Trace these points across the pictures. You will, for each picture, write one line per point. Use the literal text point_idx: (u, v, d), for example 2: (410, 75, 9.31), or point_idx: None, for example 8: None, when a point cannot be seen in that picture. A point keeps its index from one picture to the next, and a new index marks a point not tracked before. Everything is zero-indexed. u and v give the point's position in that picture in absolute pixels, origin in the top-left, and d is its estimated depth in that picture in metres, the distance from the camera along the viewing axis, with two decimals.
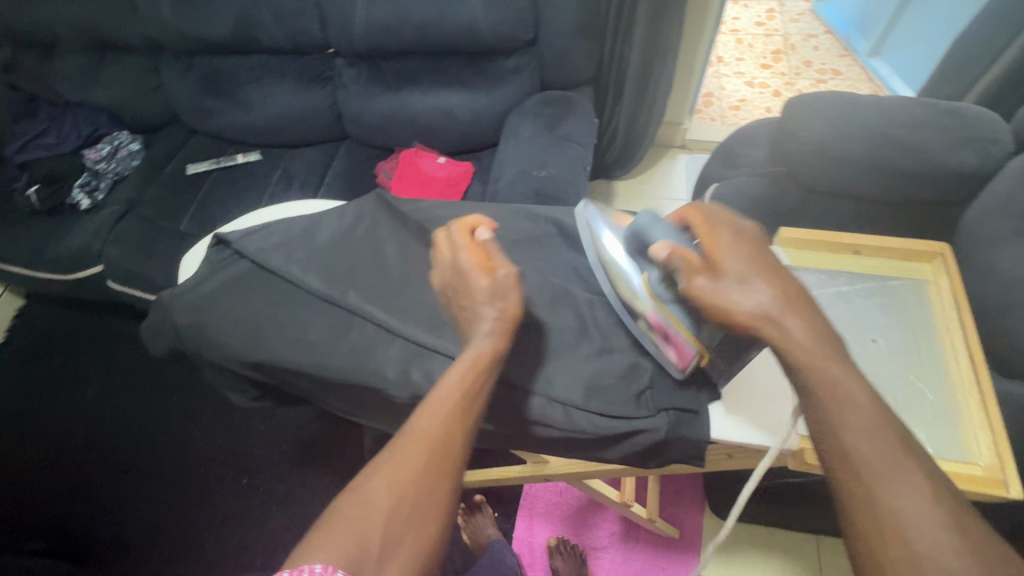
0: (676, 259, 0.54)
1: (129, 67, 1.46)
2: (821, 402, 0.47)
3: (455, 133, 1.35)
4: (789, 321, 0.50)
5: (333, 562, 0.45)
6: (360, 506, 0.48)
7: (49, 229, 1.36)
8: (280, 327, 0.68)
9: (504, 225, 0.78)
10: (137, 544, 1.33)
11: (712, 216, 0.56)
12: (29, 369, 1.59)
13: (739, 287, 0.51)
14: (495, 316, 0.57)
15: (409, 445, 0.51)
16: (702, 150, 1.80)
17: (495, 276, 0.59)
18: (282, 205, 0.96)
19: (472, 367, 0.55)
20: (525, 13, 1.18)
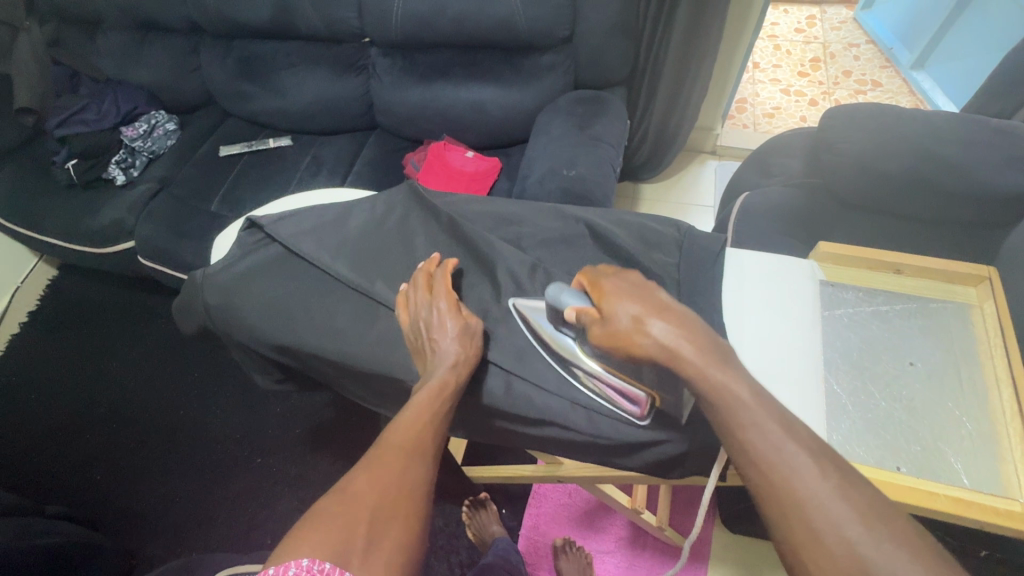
0: (583, 317, 0.59)
1: (170, 47, 1.49)
2: (761, 442, 0.49)
3: (485, 128, 1.34)
4: (681, 340, 0.54)
5: (321, 553, 0.47)
6: (346, 505, 0.51)
7: (85, 202, 1.40)
8: (308, 314, 0.69)
9: (532, 222, 0.75)
10: (153, 514, 1.37)
11: (596, 272, 0.63)
12: (59, 337, 1.64)
13: (628, 320, 0.56)
14: (459, 352, 0.62)
15: (386, 453, 0.56)
16: (732, 157, 1.77)
17: (465, 319, 0.64)
18: (314, 192, 0.97)
19: (436, 391, 0.60)
20: (563, 10, 1.17)
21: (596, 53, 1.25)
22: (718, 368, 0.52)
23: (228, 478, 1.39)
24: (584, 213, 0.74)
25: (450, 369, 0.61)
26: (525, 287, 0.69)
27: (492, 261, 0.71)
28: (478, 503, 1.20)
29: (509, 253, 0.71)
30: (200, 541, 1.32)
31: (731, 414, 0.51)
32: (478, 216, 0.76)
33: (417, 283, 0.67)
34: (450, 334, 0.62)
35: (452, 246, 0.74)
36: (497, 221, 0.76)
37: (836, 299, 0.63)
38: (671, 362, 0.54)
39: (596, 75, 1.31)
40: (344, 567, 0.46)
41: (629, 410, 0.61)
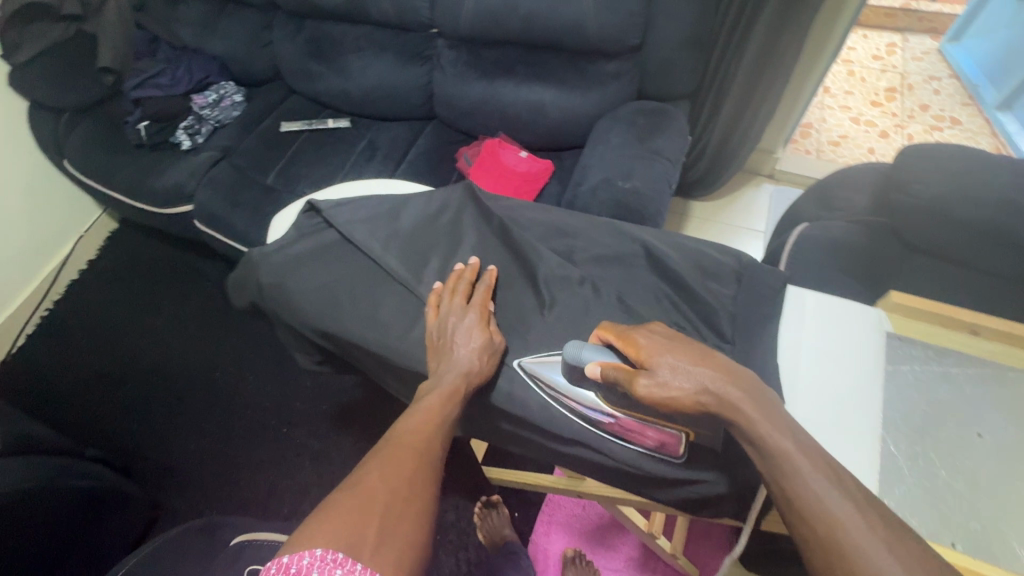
0: (610, 373, 0.58)
1: (245, 22, 1.53)
2: (804, 490, 0.48)
3: (541, 130, 1.33)
4: (727, 388, 0.54)
5: (334, 543, 0.46)
6: (358, 497, 0.50)
7: (151, 163, 1.46)
8: (353, 304, 0.70)
9: (587, 237, 0.74)
10: (182, 469, 1.43)
11: (624, 332, 0.62)
12: (112, 288, 1.72)
13: (677, 370, 0.55)
14: (471, 362, 0.63)
15: (399, 450, 0.56)
16: (790, 182, 1.71)
17: (490, 335, 0.65)
18: (372, 182, 0.98)
19: (446, 396, 0.61)
20: (636, 19, 1.15)
21: (665, 64, 1.23)
22: (763, 414, 0.52)
23: (254, 443, 1.44)
24: (641, 234, 0.73)
25: (461, 376, 0.62)
26: (570, 300, 0.68)
27: (539, 272, 0.71)
28: (491, 504, 1.20)
29: (558, 266, 0.71)
30: (224, 500, 1.38)
31: (773, 461, 0.50)
32: (531, 224, 0.76)
33: (450, 291, 0.68)
34: (471, 344, 0.63)
35: (500, 250, 0.74)
36: (550, 231, 0.75)
37: (902, 354, 0.60)
38: (720, 410, 0.54)
39: (661, 87, 1.28)
40: (356, 556, 0.46)
41: (667, 450, 0.61)
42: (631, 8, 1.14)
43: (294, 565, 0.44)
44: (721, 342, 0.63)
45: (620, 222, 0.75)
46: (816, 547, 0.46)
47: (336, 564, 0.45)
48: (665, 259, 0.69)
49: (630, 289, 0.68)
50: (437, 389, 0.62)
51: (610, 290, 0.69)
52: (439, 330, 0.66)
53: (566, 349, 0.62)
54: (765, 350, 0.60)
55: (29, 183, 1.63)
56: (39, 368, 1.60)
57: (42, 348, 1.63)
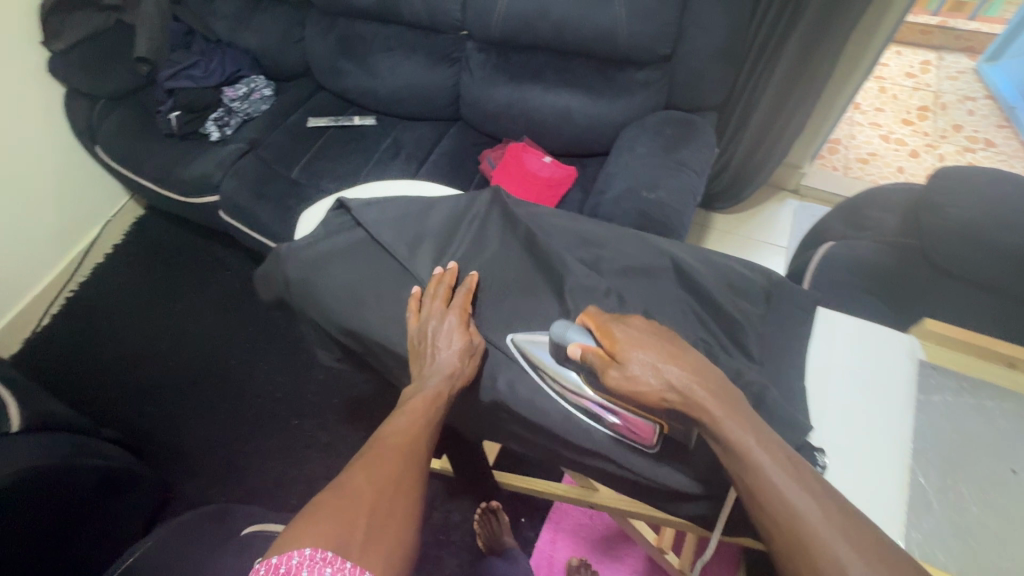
0: (589, 356, 0.60)
1: (279, 17, 1.55)
2: (762, 477, 0.49)
3: (566, 135, 1.33)
4: (694, 384, 0.55)
5: (323, 543, 0.48)
6: (343, 498, 0.53)
7: (180, 152, 1.48)
8: (378, 303, 0.71)
9: (616, 248, 0.72)
10: (193, 452, 1.45)
11: (604, 319, 0.63)
12: (134, 272, 1.76)
13: (645, 368, 0.56)
14: (454, 368, 0.64)
15: (382, 453, 0.58)
16: (816, 199, 1.69)
17: (469, 337, 0.66)
18: (398, 183, 0.96)
19: (431, 400, 0.63)
20: (669, 29, 1.15)
21: (695, 75, 1.22)
22: (725, 411, 0.53)
23: (265, 433, 1.45)
24: (670, 247, 0.71)
25: (445, 379, 0.64)
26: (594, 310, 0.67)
27: (561, 277, 0.70)
28: (491, 510, 1.20)
29: (584, 277, 0.69)
30: (234, 487, 1.39)
31: (735, 456, 0.51)
32: (558, 232, 0.75)
33: (429, 295, 0.69)
34: (452, 348, 0.65)
35: (524, 257, 0.73)
36: (578, 240, 0.74)
37: (934, 385, 0.58)
38: (685, 406, 0.55)
39: (690, 98, 1.28)
40: (345, 556, 0.48)
41: (640, 437, 0.61)
42: (664, 18, 1.13)
43: (284, 565, 0.46)
44: (748, 363, 0.62)
45: (650, 235, 0.73)
46: (776, 533, 0.47)
47: (326, 564, 0.46)
48: (694, 273, 0.67)
49: (658, 302, 0.66)
50: (421, 392, 0.64)
51: (634, 301, 0.67)
52: (419, 336, 0.67)
53: (552, 330, 0.64)
54: (794, 372, 0.59)
55: (62, 167, 1.67)
56: (61, 348, 1.63)
57: (65, 329, 1.66)
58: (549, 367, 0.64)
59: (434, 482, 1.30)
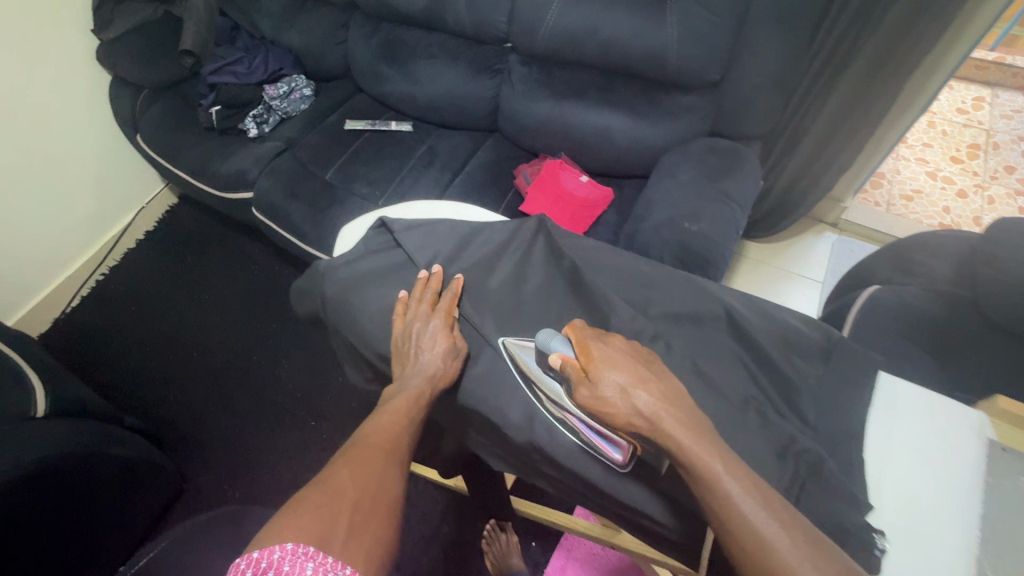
0: (567, 368, 0.59)
1: (323, 18, 1.56)
2: (730, 507, 0.48)
3: (605, 155, 1.30)
4: (664, 412, 0.54)
5: (304, 538, 0.48)
6: (328, 494, 0.54)
7: (218, 147, 1.50)
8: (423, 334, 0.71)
9: (668, 292, 0.67)
10: (211, 444, 1.46)
11: (584, 335, 0.62)
12: (163, 260, 1.78)
13: (616, 391, 0.55)
14: (436, 368, 0.65)
15: (362, 449, 0.60)
16: (855, 234, 1.65)
17: (453, 341, 0.67)
18: (442, 205, 0.91)
19: (412, 400, 0.65)
20: (721, 54, 1.12)
21: (742, 103, 1.20)
22: (696, 439, 0.51)
23: (282, 432, 1.45)
24: (727, 296, 0.67)
25: (427, 379, 0.65)
26: None
27: (606, 314, 0.65)
28: (498, 529, 1.19)
29: (630, 318, 0.64)
30: (247, 483, 1.39)
31: (702, 481, 0.50)
32: (603, 269, 0.71)
33: (416, 300, 0.69)
34: (435, 349, 0.66)
35: (565, 290, 0.70)
36: (625, 279, 0.69)
37: (1007, 471, 0.54)
38: (652, 432, 0.54)
39: (735, 125, 1.25)
40: (326, 550, 0.48)
41: (610, 455, 0.61)
42: (717, 44, 1.10)
43: (266, 559, 0.46)
44: (802, 427, 0.57)
45: (702, 279, 0.68)
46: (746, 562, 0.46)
47: (307, 557, 0.47)
48: (745, 325, 0.63)
49: (707, 354, 0.61)
50: (404, 392, 0.66)
51: (679, 345, 0.62)
52: (404, 337, 0.69)
53: (538, 336, 0.63)
54: (855, 443, 0.55)
55: (103, 153, 1.70)
56: (88, 331, 1.65)
57: (94, 311, 1.69)
58: (535, 376, 0.63)
59: (448, 498, 1.29)
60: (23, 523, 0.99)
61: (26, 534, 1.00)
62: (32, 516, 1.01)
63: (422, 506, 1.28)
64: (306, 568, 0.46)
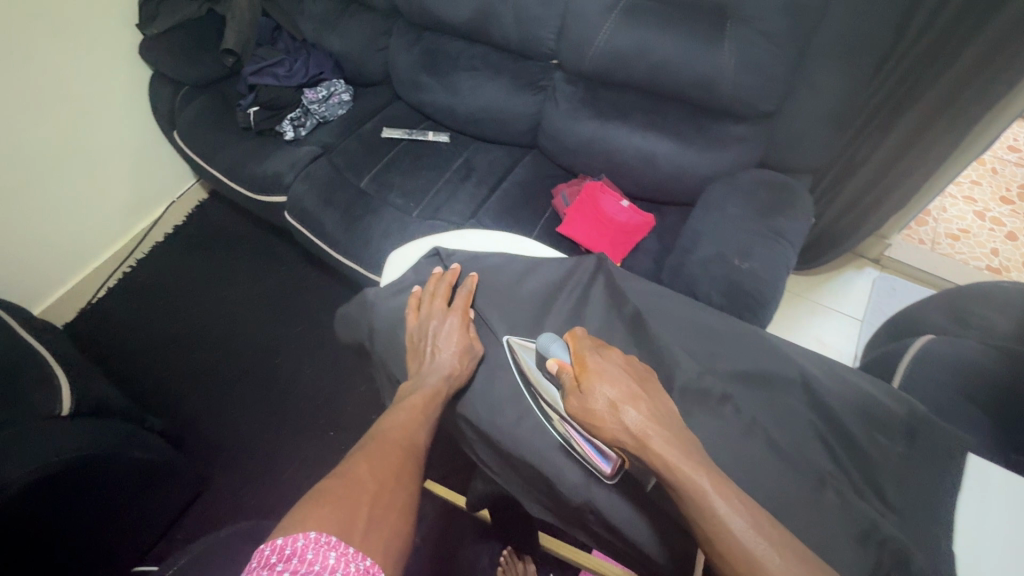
0: (563, 373, 0.61)
1: (366, 24, 1.54)
2: (717, 530, 0.47)
3: (648, 180, 1.27)
4: (652, 430, 0.53)
5: (327, 527, 0.50)
6: (348, 486, 0.56)
7: (253, 148, 1.48)
8: (486, 388, 0.70)
9: (738, 349, 0.64)
10: (231, 445, 1.44)
11: (582, 345, 0.63)
12: (190, 255, 1.77)
13: (605, 404, 0.56)
14: (452, 365, 0.69)
15: (381, 443, 0.63)
16: (896, 271, 1.61)
17: (468, 340, 0.73)
18: (497, 234, 0.89)
19: (429, 396, 0.68)
20: (778, 85, 1.07)
21: (796, 135, 1.16)
22: (683, 458, 0.50)
23: (302, 439, 1.43)
24: (802, 360, 0.62)
25: (443, 377, 0.69)
26: (703, 419, 0.57)
27: (669, 369, 0.61)
28: (514, 558, 1.15)
29: (696, 375, 0.60)
30: (265, 489, 1.37)
31: (687, 496, 0.49)
32: (666, 318, 0.68)
33: (432, 298, 0.77)
34: (451, 348, 0.71)
35: (626, 339, 0.67)
36: (690, 329, 0.67)
37: None
38: (638, 450, 0.53)
39: (786, 156, 1.21)
40: (347, 540, 0.50)
41: (598, 466, 0.60)
42: (776, 74, 1.06)
43: (289, 547, 0.47)
44: (884, 510, 0.52)
45: (772, 335, 0.65)
46: None
47: (330, 547, 0.48)
48: (821, 393, 0.59)
49: (779, 421, 0.57)
50: (420, 389, 0.69)
51: (749, 408, 0.58)
52: (420, 335, 0.75)
53: (539, 338, 0.66)
54: (943, 532, 0.49)
55: (138, 146, 1.70)
56: (113, 323, 1.64)
57: (119, 303, 1.68)
58: (536, 377, 0.66)
59: (467, 523, 1.25)
60: (42, 528, 0.97)
61: (38, 540, 0.98)
62: (49, 521, 0.99)
63: (440, 528, 1.25)
64: (329, 557, 0.47)
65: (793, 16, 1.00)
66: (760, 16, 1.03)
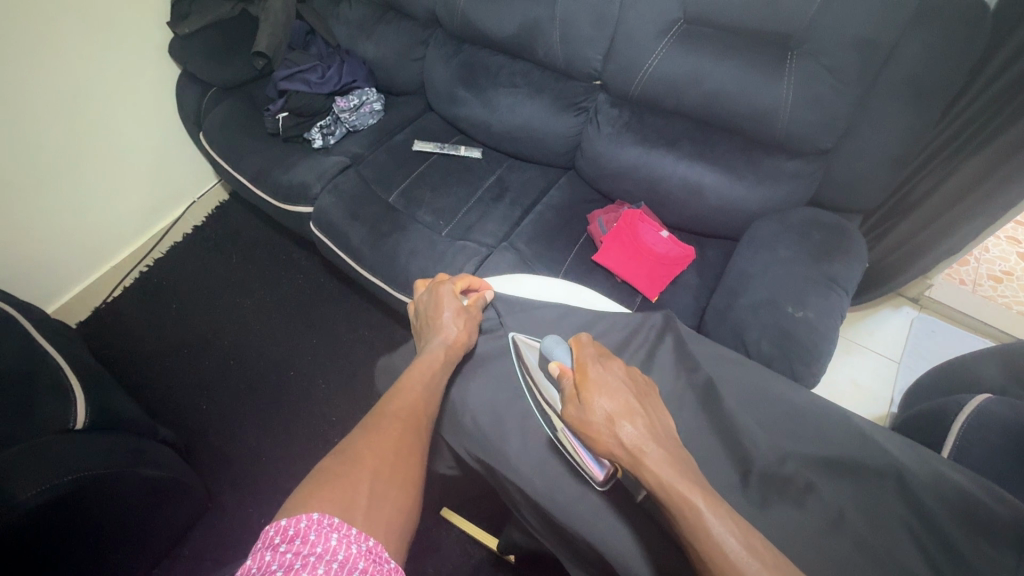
0: (563, 379, 0.63)
1: (404, 33, 1.50)
2: (703, 545, 0.48)
3: (691, 212, 1.22)
4: (647, 446, 0.55)
5: (328, 509, 0.54)
6: (348, 467, 0.60)
7: (280, 155, 1.44)
8: (537, 448, 0.65)
9: (821, 430, 0.59)
10: (240, 458, 1.38)
11: (585, 354, 0.65)
12: (209, 255, 1.74)
13: (602, 416, 0.58)
14: (453, 329, 0.80)
15: (383, 419, 0.68)
16: (936, 312, 1.55)
17: (463, 306, 0.86)
18: (550, 281, 0.91)
19: (431, 362, 0.76)
20: (840, 122, 1.03)
21: (852, 175, 1.11)
22: (675, 474, 0.52)
23: (312, 459, 1.36)
24: (893, 447, 0.57)
25: (446, 340, 0.79)
26: (785, 511, 0.53)
27: (745, 449, 0.57)
28: None
29: (775, 458, 0.56)
30: (272, 510, 1.30)
31: (678, 512, 0.50)
32: (742, 392, 0.64)
33: (426, 292, 0.93)
34: (449, 313, 0.84)
35: (698, 410, 0.62)
36: (766, 403, 0.62)
37: None
38: (631, 464, 0.55)
39: (839, 195, 1.16)
40: (349, 522, 0.54)
41: (592, 471, 0.60)
42: (838, 112, 1.02)
43: (293, 527, 0.52)
44: None
45: (858, 418, 0.60)
46: None
47: (332, 528, 0.52)
48: (920, 489, 0.52)
49: (870, 517, 0.52)
50: (425, 356, 0.77)
51: (839, 502, 0.53)
52: (422, 320, 0.89)
53: (545, 338, 0.70)
54: None
55: (162, 144, 1.67)
56: (126, 324, 1.60)
57: (134, 304, 1.64)
58: (539, 378, 0.69)
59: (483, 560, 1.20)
60: (32, 550, 0.90)
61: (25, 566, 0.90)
62: (41, 541, 0.91)
63: (454, 563, 1.17)
64: (331, 538, 0.51)
65: (861, 53, 0.95)
66: (825, 51, 0.98)
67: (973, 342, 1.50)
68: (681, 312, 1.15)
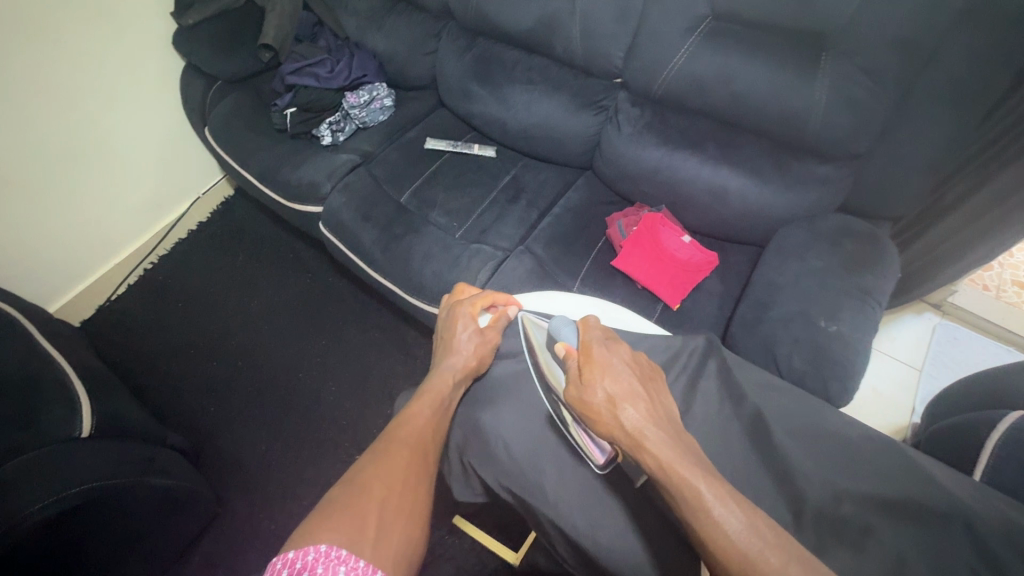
0: (569, 360, 0.66)
1: (416, 26, 1.45)
2: (701, 521, 0.47)
3: (715, 218, 1.18)
4: (648, 429, 0.55)
5: (336, 541, 0.52)
6: (354, 495, 0.58)
7: (287, 152, 1.40)
8: (572, 478, 0.63)
9: (877, 471, 0.56)
10: (248, 465, 1.35)
11: (591, 337, 0.68)
12: (217, 254, 1.70)
13: (604, 397, 0.60)
14: (466, 354, 0.81)
15: (389, 446, 0.66)
16: (958, 318, 1.52)
17: (481, 330, 0.85)
18: (584, 300, 0.88)
19: (438, 389, 0.76)
20: (875, 125, 0.98)
21: (886, 181, 1.07)
22: (674, 454, 0.52)
23: (322, 464, 1.34)
24: (953, 486, 0.54)
25: (459, 366, 0.79)
26: (843, 558, 0.50)
27: (797, 489, 0.55)
28: None
29: (827, 499, 0.54)
30: (281, 515, 1.28)
31: (676, 492, 0.50)
32: (792, 428, 0.62)
33: (449, 304, 0.93)
34: (466, 335, 0.84)
35: (746, 445, 0.61)
36: (813, 435, 0.61)
37: None
38: (632, 447, 0.55)
39: (870, 201, 1.12)
40: (357, 555, 0.51)
41: (593, 455, 0.62)
42: (875, 116, 0.97)
43: (300, 560, 0.49)
44: None
45: (914, 456, 0.58)
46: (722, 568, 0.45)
47: (339, 562, 0.50)
48: (987, 534, 0.49)
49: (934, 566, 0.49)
50: (434, 380, 0.77)
51: (900, 546, 0.50)
52: (441, 334, 0.89)
53: (554, 319, 0.74)
54: None
55: (166, 139, 1.63)
56: (130, 325, 1.57)
57: (139, 304, 1.61)
58: (547, 361, 0.72)
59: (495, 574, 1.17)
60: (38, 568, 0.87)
61: None
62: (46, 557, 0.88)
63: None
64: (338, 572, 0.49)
65: (901, 55, 0.90)
66: (862, 52, 0.93)
67: (998, 349, 1.47)
68: (705, 321, 1.12)
